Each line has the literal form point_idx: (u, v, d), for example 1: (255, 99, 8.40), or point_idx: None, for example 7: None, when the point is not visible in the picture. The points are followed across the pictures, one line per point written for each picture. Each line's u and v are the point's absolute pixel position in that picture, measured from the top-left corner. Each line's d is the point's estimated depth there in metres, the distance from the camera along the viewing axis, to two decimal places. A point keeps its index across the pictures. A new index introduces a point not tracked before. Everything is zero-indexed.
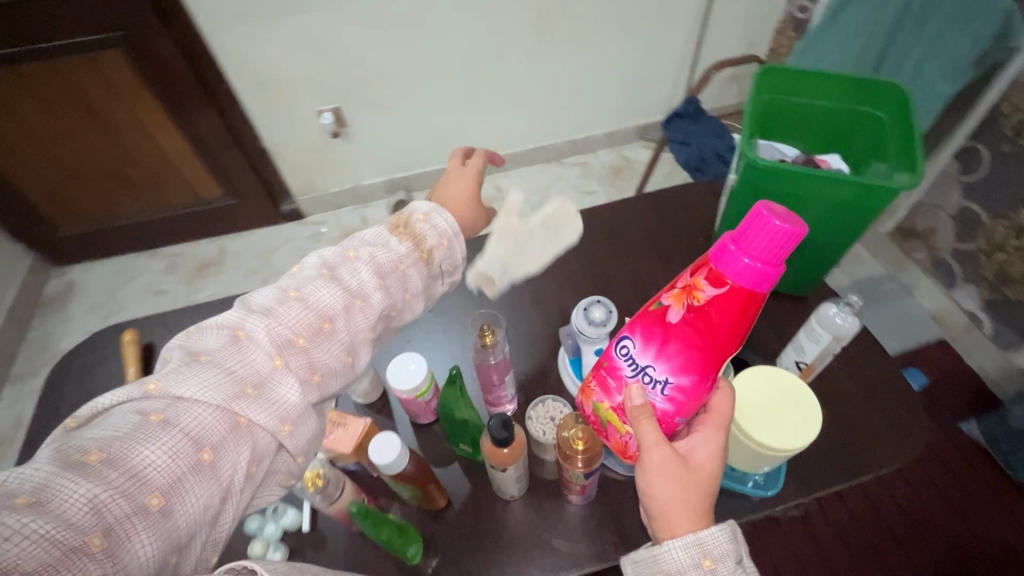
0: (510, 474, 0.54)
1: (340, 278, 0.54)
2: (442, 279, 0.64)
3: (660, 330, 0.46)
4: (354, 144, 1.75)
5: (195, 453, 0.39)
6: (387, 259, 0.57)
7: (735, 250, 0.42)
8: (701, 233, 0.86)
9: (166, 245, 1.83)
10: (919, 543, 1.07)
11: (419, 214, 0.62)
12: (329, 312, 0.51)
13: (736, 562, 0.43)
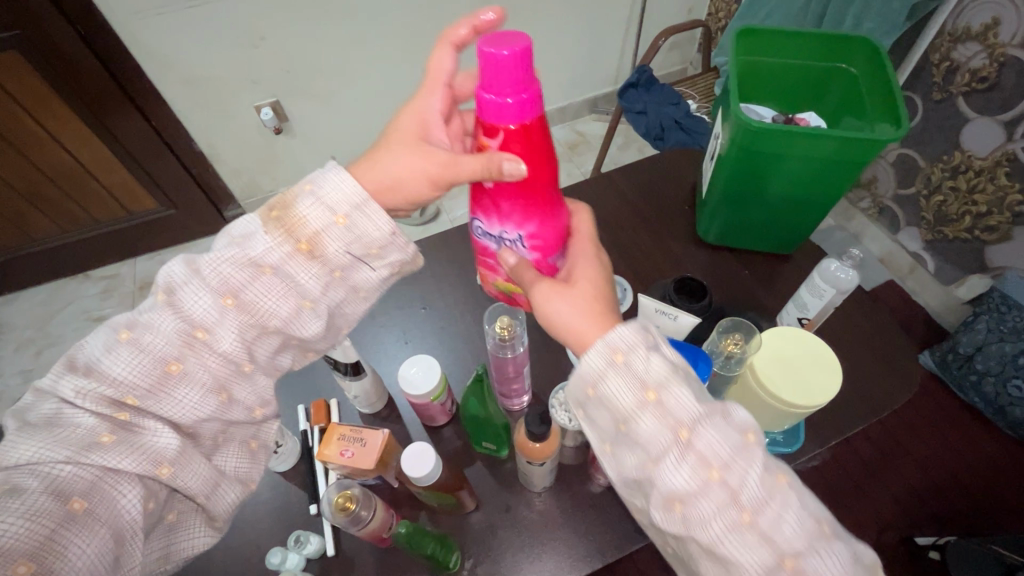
0: (544, 465, 0.53)
1: (179, 302, 0.43)
2: (372, 265, 0.47)
3: (489, 200, 0.48)
4: (298, 139, 1.64)
5: (61, 506, 0.35)
6: (243, 266, 0.43)
7: (491, 98, 0.41)
8: (684, 200, 0.86)
9: (101, 266, 1.67)
10: (909, 478, 1.11)
11: (307, 182, 0.45)
12: (170, 354, 0.42)
13: (650, 345, 0.39)
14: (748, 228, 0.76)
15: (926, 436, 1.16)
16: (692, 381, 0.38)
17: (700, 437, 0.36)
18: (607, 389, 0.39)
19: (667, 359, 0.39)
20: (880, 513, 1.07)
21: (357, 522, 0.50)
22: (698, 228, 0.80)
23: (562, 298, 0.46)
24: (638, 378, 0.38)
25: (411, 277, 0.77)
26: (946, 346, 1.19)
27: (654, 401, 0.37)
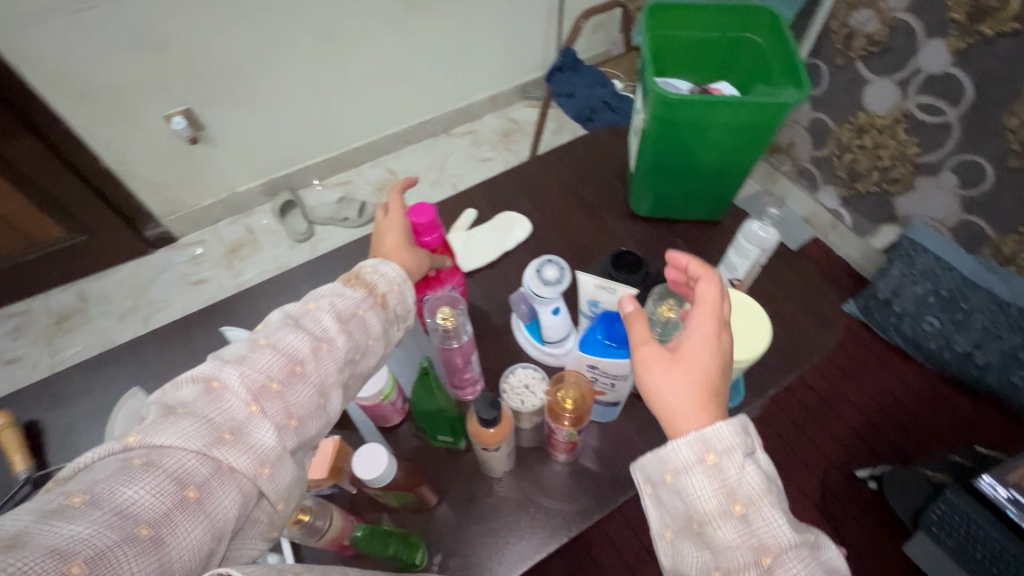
0: (500, 451, 0.53)
1: (303, 325, 0.45)
2: (400, 328, 0.52)
3: (437, 283, 0.62)
4: (218, 148, 1.55)
5: (178, 490, 0.33)
6: (347, 303, 0.47)
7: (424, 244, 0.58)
8: (617, 176, 0.88)
9: (9, 304, 1.53)
10: (846, 419, 1.19)
11: (367, 265, 0.52)
12: (297, 355, 0.42)
13: (748, 455, 0.39)
14: (677, 199, 0.79)
15: (857, 378, 1.25)
16: (782, 503, 0.38)
17: (784, 564, 0.36)
18: (690, 483, 0.39)
19: (761, 473, 0.39)
20: (824, 454, 1.15)
21: (314, 532, 0.49)
22: (629, 202, 0.83)
23: (668, 372, 0.43)
24: (728, 485, 0.38)
25: None
26: (867, 293, 1.28)
27: (739, 512, 0.38)
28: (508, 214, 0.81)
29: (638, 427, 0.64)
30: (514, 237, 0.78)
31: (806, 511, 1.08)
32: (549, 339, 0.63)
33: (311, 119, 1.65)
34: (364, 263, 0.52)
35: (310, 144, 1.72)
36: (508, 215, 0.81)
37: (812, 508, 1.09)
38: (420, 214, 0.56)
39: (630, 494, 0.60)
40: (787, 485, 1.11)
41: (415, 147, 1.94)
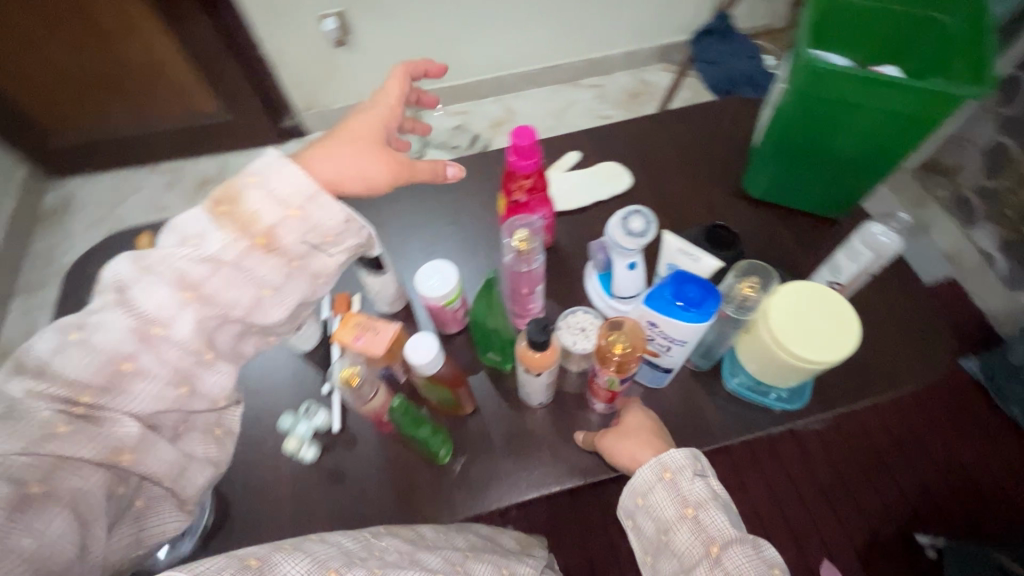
0: (542, 380, 0.55)
1: (130, 297, 0.43)
2: (321, 257, 0.50)
3: (525, 209, 0.63)
4: (358, 55, 1.64)
5: (16, 491, 0.35)
6: (201, 261, 0.45)
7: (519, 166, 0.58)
8: (737, 151, 0.82)
9: (166, 159, 1.77)
10: (923, 478, 1.07)
11: (249, 175, 0.47)
12: (121, 351, 0.42)
13: (699, 475, 0.51)
14: (795, 186, 0.73)
15: (953, 440, 1.11)
16: (728, 510, 0.49)
17: (730, 555, 0.46)
18: (655, 496, 0.51)
19: (708, 487, 0.50)
20: (885, 506, 1.05)
21: (361, 397, 0.56)
22: (741, 179, 0.77)
23: (619, 431, 0.57)
24: (682, 495, 0.50)
25: (446, 194, 0.78)
26: (997, 351, 1.11)
27: (691, 516, 0.49)
28: (611, 165, 0.79)
29: (684, 403, 0.62)
30: (611, 189, 0.77)
31: (845, 553, 1.01)
32: (620, 292, 0.63)
33: (446, 43, 1.69)
34: (242, 175, 0.46)
35: (440, 67, 1.76)
36: (611, 165, 0.79)
37: (853, 553, 1.01)
38: (522, 137, 0.56)
39: None
40: (833, 521, 1.04)
41: (538, 90, 1.93)
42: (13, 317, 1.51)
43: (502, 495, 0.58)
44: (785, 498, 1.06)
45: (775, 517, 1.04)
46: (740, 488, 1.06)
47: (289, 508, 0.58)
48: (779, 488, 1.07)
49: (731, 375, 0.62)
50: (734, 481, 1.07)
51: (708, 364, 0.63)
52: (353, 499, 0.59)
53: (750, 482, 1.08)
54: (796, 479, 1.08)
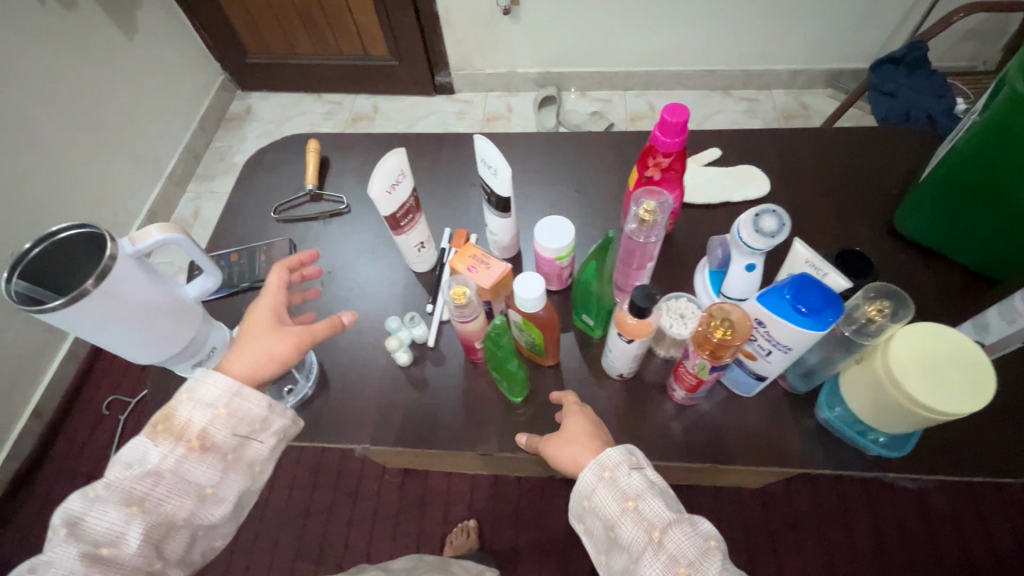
0: (632, 347, 0.56)
1: (83, 529, 0.43)
2: (256, 443, 0.51)
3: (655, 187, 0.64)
4: (519, 26, 1.71)
5: None
6: (140, 477, 0.45)
7: (662, 143, 0.59)
8: (895, 183, 0.76)
9: (332, 92, 1.98)
10: None
11: (183, 392, 0.48)
12: (109, 537, 0.44)
13: (634, 469, 0.50)
14: (957, 236, 0.65)
15: None
16: (667, 496, 0.49)
17: (669, 537, 0.46)
18: (597, 497, 0.50)
19: (646, 479, 0.50)
20: None
21: (461, 316, 0.58)
22: (893, 214, 0.71)
23: (564, 434, 0.56)
24: (621, 491, 0.49)
25: (576, 162, 0.81)
26: None
27: (632, 508, 0.48)
28: (751, 169, 0.77)
29: (762, 418, 0.61)
30: (744, 192, 0.75)
31: None
32: (730, 293, 0.62)
33: (604, 28, 1.69)
34: (175, 395, 0.48)
35: (592, 50, 1.78)
36: (750, 170, 0.77)
37: None
38: (673, 114, 0.57)
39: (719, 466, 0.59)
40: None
41: (685, 92, 1.88)
42: (186, 198, 1.78)
43: None
44: (841, 570, 0.98)
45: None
46: (793, 543, 1.01)
47: (374, 399, 0.65)
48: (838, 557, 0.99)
49: (828, 407, 0.59)
50: (788, 534, 1.01)
51: (805, 389, 0.60)
52: (428, 409, 0.64)
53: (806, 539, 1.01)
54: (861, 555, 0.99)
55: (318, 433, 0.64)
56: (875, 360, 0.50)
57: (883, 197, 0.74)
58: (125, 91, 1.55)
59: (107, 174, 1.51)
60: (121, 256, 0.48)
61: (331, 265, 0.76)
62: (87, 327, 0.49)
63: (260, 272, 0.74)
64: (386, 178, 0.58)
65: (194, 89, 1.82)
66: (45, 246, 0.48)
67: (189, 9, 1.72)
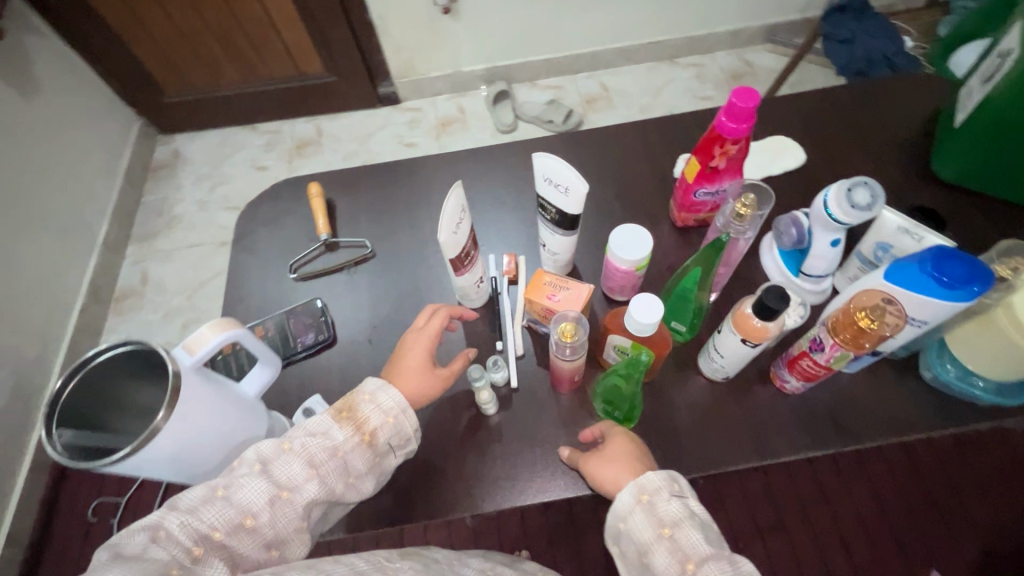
0: (750, 350, 0.52)
1: (272, 471, 0.47)
2: (397, 455, 0.53)
3: (718, 175, 0.61)
4: (462, 24, 1.60)
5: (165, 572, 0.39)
6: (322, 447, 0.49)
7: (730, 131, 0.56)
8: (917, 132, 0.77)
9: (268, 120, 1.78)
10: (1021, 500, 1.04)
11: (365, 391, 0.52)
12: (288, 484, 0.47)
13: (677, 496, 0.48)
14: (1002, 174, 0.67)
15: None
16: (706, 529, 0.47)
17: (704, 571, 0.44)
18: (632, 520, 0.49)
19: (685, 504, 0.48)
20: (978, 530, 1.02)
21: (566, 355, 0.52)
22: (930, 162, 0.72)
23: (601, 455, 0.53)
24: (658, 517, 0.47)
25: (607, 161, 0.77)
26: None
27: (667, 536, 0.46)
28: (782, 138, 0.76)
29: (878, 390, 0.59)
30: (783, 164, 0.74)
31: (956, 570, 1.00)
32: (811, 270, 0.60)
33: (550, 13, 1.62)
34: (360, 391, 0.52)
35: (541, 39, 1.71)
36: (782, 139, 0.76)
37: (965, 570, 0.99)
38: (743, 98, 0.54)
39: (847, 446, 0.57)
40: (942, 532, 1.02)
41: (636, 66, 1.84)
42: (128, 263, 1.54)
43: (687, 465, 0.56)
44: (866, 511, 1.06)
45: (880, 529, 1.03)
46: (822, 496, 1.07)
47: (474, 460, 0.58)
48: (885, 496, 1.06)
49: (940, 363, 0.58)
50: (815, 487, 1.08)
51: (904, 354, 0.60)
52: (538, 459, 0.58)
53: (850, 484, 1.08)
54: (905, 486, 1.07)
55: (423, 513, 0.56)
56: (993, 312, 0.51)
57: (910, 147, 0.75)
58: (33, 155, 1.31)
59: (30, 254, 1.27)
60: (183, 370, 0.42)
61: (375, 320, 0.67)
62: (158, 463, 0.42)
63: (296, 342, 0.64)
64: (451, 217, 0.52)
65: (112, 140, 1.58)
66: (81, 383, 0.41)
67: (85, 52, 1.48)
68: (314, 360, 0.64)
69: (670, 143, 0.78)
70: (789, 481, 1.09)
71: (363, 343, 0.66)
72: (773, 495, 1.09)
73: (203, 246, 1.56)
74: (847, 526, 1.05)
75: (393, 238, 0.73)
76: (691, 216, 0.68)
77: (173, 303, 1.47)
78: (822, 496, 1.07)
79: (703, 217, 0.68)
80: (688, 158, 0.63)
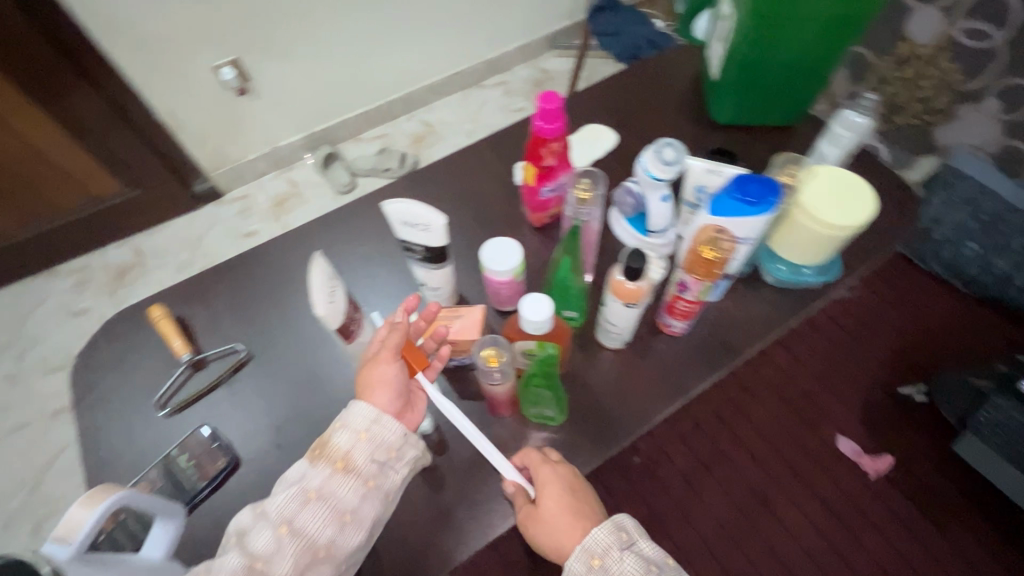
0: (632, 313, 0.57)
1: (248, 542, 0.46)
2: (398, 469, 0.52)
3: (553, 172, 0.67)
4: (263, 101, 1.54)
5: None
6: (293, 497, 0.48)
7: (551, 131, 0.62)
8: (691, 91, 0.91)
9: (70, 259, 1.55)
10: (870, 349, 1.28)
11: (336, 421, 0.52)
12: (264, 551, 0.46)
13: (629, 551, 0.49)
14: (758, 106, 0.83)
15: (880, 314, 1.32)
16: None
17: None
18: None
19: (639, 557, 0.49)
20: (853, 386, 1.23)
21: (487, 377, 0.54)
22: (709, 111, 0.86)
23: (540, 514, 0.53)
24: None
25: (454, 190, 0.79)
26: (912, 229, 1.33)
27: None
28: (595, 126, 0.86)
29: (742, 306, 0.69)
30: (602, 147, 0.83)
31: (851, 426, 1.19)
32: (655, 228, 0.67)
33: (349, 70, 1.62)
34: (332, 422, 0.52)
35: (351, 96, 1.70)
36: (596, 127, 0.85)
37: (857, 423, 1.19)
38: (549, 100, 0.61)
39: (737, 359, 0.65)
40: (831, 402, 1.22)
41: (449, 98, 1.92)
42: None
43: (622, 433, 0.60)
44: (774, 406, 1.22)
45: (788, 420, 1.20)
46: (739, 413, 1.21)
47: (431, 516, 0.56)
48: (782, 390, 1.24)
49: (773, 266, 0.69)
50: (730, 407, 1.22)
51: (748, 269, 0.70)
52: (496, 489, 0.58)
53: (756, 394, 1.23)
54: (791, 376, 1.25)
55: None
56: (836, 228, 0.59)
57: (690, 105, 0.89)
58: None
59: None
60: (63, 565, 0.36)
61: (277, 423, 0.62)
62: None
63: (194, 483, 0.57)
64: (324, 285, 0.51)
65: None
66: None
67: None
68: (226, 488, 0.58)
69: (505, 156, 0.83)
70: (711, 413, 1.22)
71: (271, 452, 0.60)
72: (703, 430, 1.20)
73: (31, 425, 1.30)
74: (766, 429, 1.19)
75: (266, 331, 0.68)
76: (544, 215, 0.73)
77: (13, 505, 1.20)
78: (739, 412, 1.21)
79: (555, 212, 0.74)
80: (524, 164, 0.68)
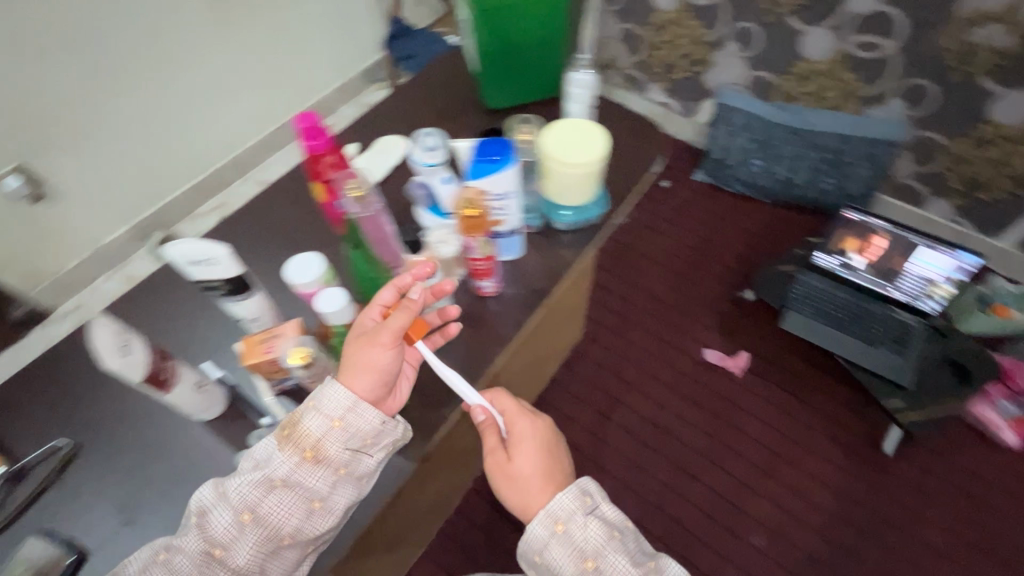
0: (433, 285, 0.65)
1: (207, 527, 0.51)
2: (371, 452, 0.56)
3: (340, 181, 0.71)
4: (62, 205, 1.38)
5: None
6: (257, 483, 0.51)
7: (318, 146, 0.67)
8: (469, 87, 1.00)
9: None
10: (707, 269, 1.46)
11: (311, 401, 0.54)
12: (221, 540, 0.51)
13: (590, 513, 0.56)
14: (521, 89, 0.95)
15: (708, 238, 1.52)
16: (623, 544, 0.56)
17: None
18: (545, 549, 0.56)
19: (601, 524, 0.56)
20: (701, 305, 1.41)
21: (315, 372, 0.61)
22: (484, 102, 0.97)
23: (515, 470, 0.60)
24: (578, 546, 0.55)
25: (266, 227, 0.81)
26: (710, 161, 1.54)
27: (592, 568, 0.54)
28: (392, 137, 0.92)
29: (542, 256, 0.78)
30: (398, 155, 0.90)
31: (708, 338, 1.36)
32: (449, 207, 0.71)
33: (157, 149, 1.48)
34: (307, 401, 0.54)
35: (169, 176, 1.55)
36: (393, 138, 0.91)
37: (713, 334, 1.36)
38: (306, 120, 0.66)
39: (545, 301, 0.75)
40: (687, 324, 1.38)
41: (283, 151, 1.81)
42: None
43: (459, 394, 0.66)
44: (643, 343, 1.36)
45: (658, 350, 1.35)
46: (617, 357, 1.34)
47: None
48: (647, 326, 1.38)
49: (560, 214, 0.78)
50: (608, 355, 1.34)
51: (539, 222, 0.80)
52: None
53: (626, 336, 1.37)
54: (650, 312, 1.40)
55: None
56: (584, 163, 0.70)
57: (470, 99, 0.98)
58: None
59: None
60: None
61: (121, 500, 0.61)
62: None
63: None
64: (113, 342, 0.52)
65: None
66: None
67: None
68: None
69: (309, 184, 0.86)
70: (593, 365, 1.33)
71: (121, 529, 0.59)
72: (591, 382, 1.31)
73: None
74: (642, 364, 1.33)
75: (93, 417, 0.66)
76: None
77: None
78: (617, 356, 1.34)
79: None
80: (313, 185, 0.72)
